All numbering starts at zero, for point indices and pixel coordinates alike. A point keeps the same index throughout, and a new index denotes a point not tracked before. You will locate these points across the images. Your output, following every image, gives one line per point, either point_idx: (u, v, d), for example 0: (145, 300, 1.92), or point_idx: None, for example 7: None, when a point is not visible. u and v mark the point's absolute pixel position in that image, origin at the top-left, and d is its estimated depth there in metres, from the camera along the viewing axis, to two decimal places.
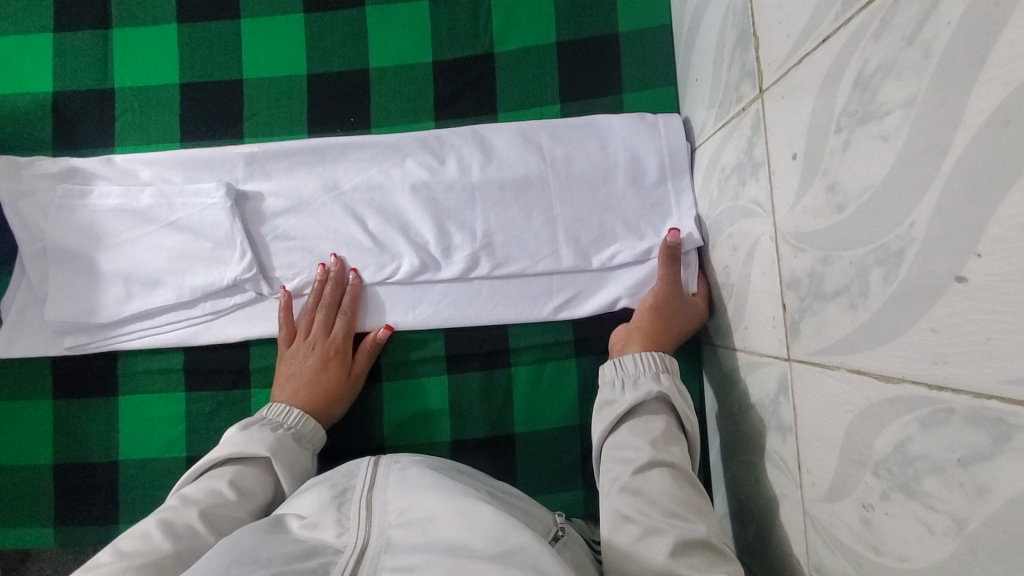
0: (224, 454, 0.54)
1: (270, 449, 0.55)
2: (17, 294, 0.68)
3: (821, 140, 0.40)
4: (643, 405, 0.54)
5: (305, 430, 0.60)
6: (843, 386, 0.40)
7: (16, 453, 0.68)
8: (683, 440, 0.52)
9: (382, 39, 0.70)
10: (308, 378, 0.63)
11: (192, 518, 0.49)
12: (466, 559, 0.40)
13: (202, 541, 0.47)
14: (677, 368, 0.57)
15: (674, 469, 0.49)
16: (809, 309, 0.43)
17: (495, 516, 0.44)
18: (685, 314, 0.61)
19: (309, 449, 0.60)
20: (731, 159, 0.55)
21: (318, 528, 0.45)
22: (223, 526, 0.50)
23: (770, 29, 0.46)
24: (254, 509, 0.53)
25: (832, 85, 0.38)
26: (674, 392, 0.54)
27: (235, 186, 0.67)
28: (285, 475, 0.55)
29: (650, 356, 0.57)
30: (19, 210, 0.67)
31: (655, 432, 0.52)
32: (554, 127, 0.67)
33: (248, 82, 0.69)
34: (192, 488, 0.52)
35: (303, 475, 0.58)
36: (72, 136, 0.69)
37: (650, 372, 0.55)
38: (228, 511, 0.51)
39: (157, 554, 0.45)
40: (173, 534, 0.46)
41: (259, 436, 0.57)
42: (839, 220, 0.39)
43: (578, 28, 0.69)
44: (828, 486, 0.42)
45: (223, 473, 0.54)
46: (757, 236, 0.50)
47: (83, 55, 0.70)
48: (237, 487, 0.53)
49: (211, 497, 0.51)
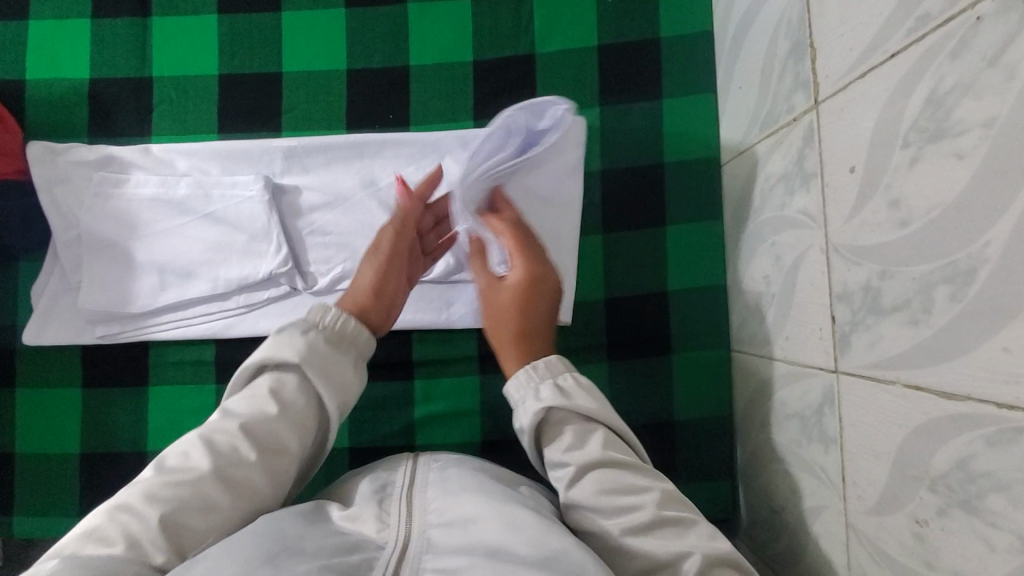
0: (258, 359, 0.49)
1: (300, 357, 0.48)
2: (50, 281, 0.68)
3: (884, 155, 0.40)
4: (546, 421, 0.49)
5: (347, 333, 0.51)
6: (899, 402, 0.40)
7: (44, 439, 0.67)
8: (600, 429, 0.48)
9: (424, 37, 0.70)
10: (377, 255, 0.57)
11: (233, 434, 0.46)
12: (511, 566, 0.38)
13: (244, 461, 0.45)
14: (558, 359, 0.52)
15: (606, 467, 0.46)
16: (862, 322, 0.43)
17: (540, 524, 0.41)
18: (517, 297, 0.54)
19: (353, 350, 0.51)
20: (777, 168, 0.55)
21: (358, 521, 0.44)
22: (263, 442, 0.46)
23: (830, 41, 0.46)
24: (295, 420, 0.48)
25: (901, 100, 0.39)
26: (561, 395, 0.49)
27: (273, 180, 0.67)
28: (322, 383, 0.48)
29: (523, 372, 0.51)
30: (54, 197, 0.66)
31: (563, 444, 0.48)
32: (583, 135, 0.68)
33: (287, 75, 0.69)
34: (234, 398, 0.48)
35: (349, 378, 0.50)
36: (108, 123, 0.69)
37: (529, 390, 0.49)
38: (271, 431, 0.47)
39: (195, 476, 0.43)
40: (211, 453, 0.45)
41: (291, 338, 0.49)
42: (902, 235, 0.39)
43: (620, 32, 0.69)
44: (876, 500, 0.43)
45: (262, 382, 0.48)
46: (804, 247, 0.50)
47: (121, 42, 0.69)
48: (277, 396, 0.48)
49: (253, 411, 0.47)
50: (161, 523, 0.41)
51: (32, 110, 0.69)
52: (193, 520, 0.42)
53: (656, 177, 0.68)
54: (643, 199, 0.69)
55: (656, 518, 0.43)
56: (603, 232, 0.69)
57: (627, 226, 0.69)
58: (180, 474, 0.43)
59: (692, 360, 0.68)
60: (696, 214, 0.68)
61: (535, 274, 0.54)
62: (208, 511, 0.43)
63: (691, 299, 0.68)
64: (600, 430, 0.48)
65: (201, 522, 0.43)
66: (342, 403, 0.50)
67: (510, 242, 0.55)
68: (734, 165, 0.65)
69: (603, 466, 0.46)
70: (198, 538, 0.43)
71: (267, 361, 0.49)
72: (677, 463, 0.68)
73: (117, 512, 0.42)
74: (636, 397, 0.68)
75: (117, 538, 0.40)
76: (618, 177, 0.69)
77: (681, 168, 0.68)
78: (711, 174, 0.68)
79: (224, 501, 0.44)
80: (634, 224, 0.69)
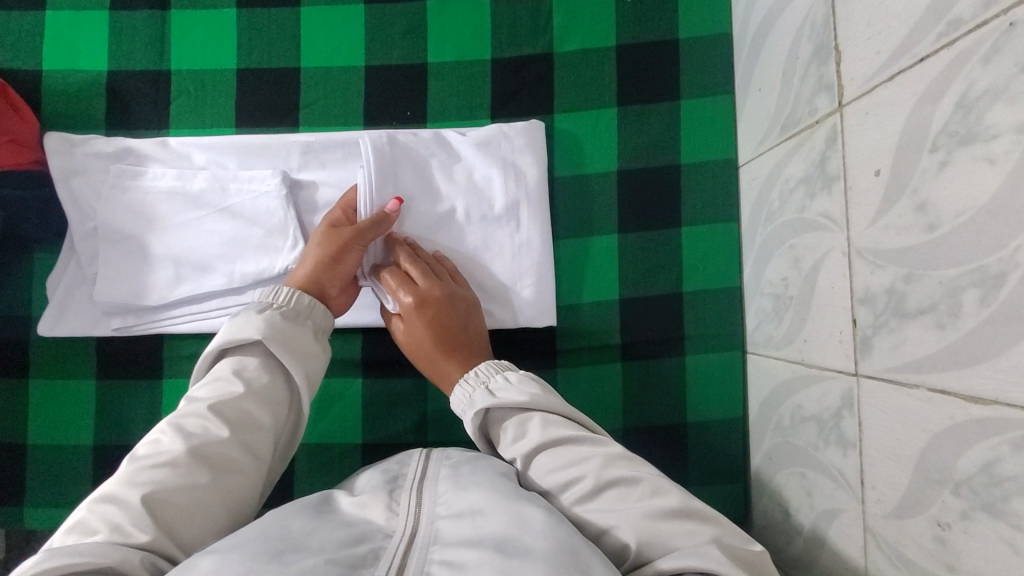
0: (218, 345, 0.52)
1: (260, 331, 0.52)
2: (65, 272, 0.68)
3: (912, 159, 0.40)
4: (489, 423, 0.52)
5: (300, 307, 0.57)
6: (923, 406, 0.40)
7: (57, 431, 0.68)
8: (536, 416, 0.50)
9: (442, 34, 0.70)
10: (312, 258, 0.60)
11: (203, 414, 0.48)
12: (519, 559, 0.36)
13: (219, 437, 0.47)
14: (491, 364, 0.56)
15: (556, 442, 0.48)
16: (885, 326, 0.43)
17: (550, 520, 0.40)
18: (421, 322, 0.61)
19: (308, 323, 0.56)
20: (797, 171, 0.55)
21: (368, 509, 0.43)
22: (234, 419, 0.49)
23: (855, 45, 0.46)
24: (263, 395, 0.51)
25: (930, 104, 0.38)
26: (492, 394, 0.51)
27: (290, 174, 0.67)
28: (284, 352, 0.52)
29: (459, 386, 0.54)
30: (71, 188, 0.67)
31: (509, 438, 0.50)
32: (511, 128, 0.67)
33: (306, 70, 0.69)
34: (198, 388, 0.51)
35: (309, 350, 0.55)
36: (125, 116, 0.69)
37: (466, 398, 0.53)
38: (241, 405, 0.49)
39: (172, 455, 0.45)
40: (183, 434, 0.46)
41: (246, 319, 0.53)
42: (928, 240, 0.39)
43: (638, 33, 0.69)
44: (896, 504, 0.43)
45: (224, 365, 0.52)
46: (825, 250, 0.50)
47: (139, 35, 0.69)
48: (241, 376, 0.51)
49: (220, 392, 0.50)
50: (147, 500, 0.42)
51: (49, 101, 0.69)
52: (177, 496, 0.43)
53: (673, 178, 0.68)
54: (659, 199, 0.69)
55: (601, 482, 0.44)
56: (619, 231, 0.69)
57: (642, 226, 0.68)
58: (155, 458, 0.45)
59: (706, 361, 0.68)
60: (712, 216, 0.68)
61: (422, 296, 0.61)
62: (189, 489, 0.44)
63: (705, 301, 0.68)
64: (537, 416, 0.50)
65: (186, 498, 0.44)
66: (307, 371, 0.54)
67: (394, 281, 0.62)
68: (752, 168, 0.65)
69: (546, 446, 0.47)
70: (185, 514, 0.43)
71: (226, 346, 0.53)
72: (689, 464, 0.68)
73: (99, 504, 0.42)
74: (649, 397, 0.68)
75: (103, 524, 0.41)
76: (635, 177, 0.69)
77: (698, 169, 0.68)
78: (727, 176, 0.68)
79: (205, 473, 0.45)
80: (650, 224, 0.69)
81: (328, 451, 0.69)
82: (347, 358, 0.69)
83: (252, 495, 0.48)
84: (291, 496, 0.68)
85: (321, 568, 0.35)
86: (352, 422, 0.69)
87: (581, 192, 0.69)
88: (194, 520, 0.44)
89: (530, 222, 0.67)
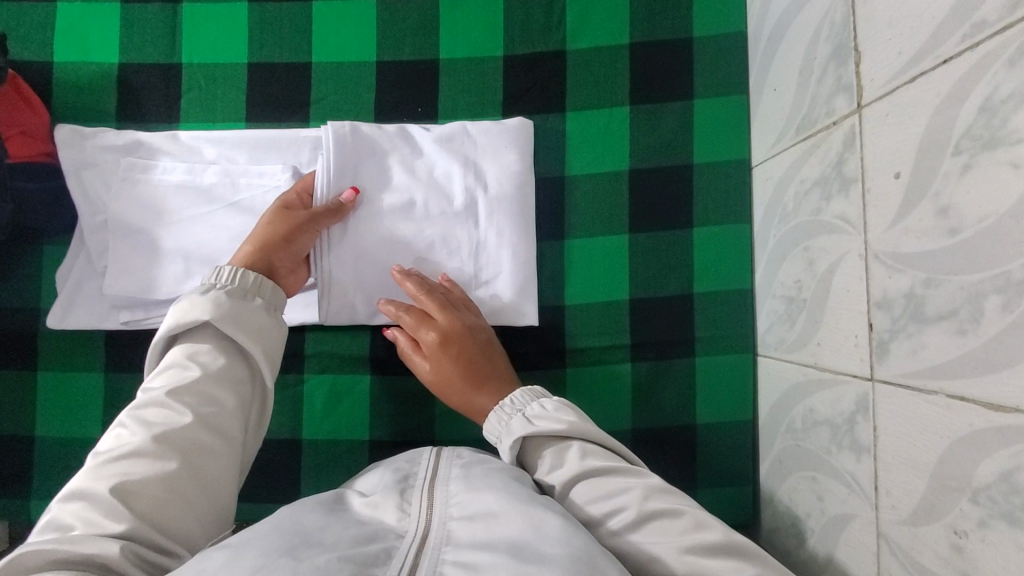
0: (167, 332, 0.52)
1: (207, 313, 0.51)
2: (75, 264, 0.68)
3: (934, 162, 0.40)
4: (525, 452, 0.53)
5: (246, 284, 0.55)
6: (941, 413, 0.39)
7: (65, 423, 0.68)
8: (575, 444, 0.50)
9: (454, 30, 0.69)
10: (258, 237, 0.60)
11: (162, 403, 0.48)
12: (535, 564, 0.36)
13: (180, 422, 0.47)
14: (525, 392, 0.56)
15: (594, 473, 0.48)
16: (902, 330, 0.42)
17: (566, 526, 0.40)
18: (447, 355, 0.61)
19: (257, 296, 0.55)
20: (813, 173, 0.54)
21: (379, 509, 0.43)
22: (194, 402, 0.49)
23: (876, 45, 0.45)
24: (221, 376, 0.51)
25: (954, 106, 0.38)
26: (529, 423, 0.52)
27: (300, 170, 0.68)
28: (236, 330, 0.52)
29: (494, 414, 0.55)
30: (81, 180, 0.66)
31: (546, 465, 0.50)
32: (475, 127, 0.67)
33: (316, 65, 0.69)
34: (155, 378, 0.51)
35: (263, 326, 0.54)
36: (136, 109, 0.69)
37: (503, 425, 0.53)
38: (201, 388, 0.49)
39: (134, 446, 0.45)
40: (144, 425, 0.46)
41: (191, 301, 0.52)
42: (949, 245, 0.38)
43: (652, 31, 0.68)
44: (911, 510, 0.42)
45: (178, 352, 0.51)
46: (840, 253, 0.50)
47: (151, 27, 0.69)
48: (195, 360, 0.51)
49: (178, 379, 0.49)
50: (114, 492, 0.43)
51: (60, 94, 0.69)
52: (145, 483, 0.44)
53: (685, 178, 0.68)
54: (671, 199, 0.68)
55: (642, 512, 0.44)
56: (630, 231, 0.68)
57: (653, 226, 0.68)
58: (118, 451, 0.45)
59: (715, 363, 0.67)
60: (723, 217, 0.68)
61: (444, 330, 0.62)
62: (158, 477, 0.44)
63: (716, 302, 0.68)
64: (576, 444, 0.50)
65: (156, 485, 0.44)
66: (263, 346, 0.53)
67: (416, 317, 0.63)
68: (765, 168, 0.64)
69: (587, 473, 0.48)
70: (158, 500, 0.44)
71: (175, 332, 0.52)
72: (697, 466, 0.68)
73: (70, 503, 0.43)
74: (658, 398, 0.68)
75: (76, 520, 0.42)
76: (646, 177, 0.68)
77: (710, 169, 0.68)
78: (740, 176, 0.68)
79: (172, 458, 0.45)
80: (660, 224, 0.68)
81: (335, 448, 0.68)
82: (355, 355, 0.69)
83: (229, 473, 0.48)
84: (298, 492, 0.68)
85: (331, 566, 0.35)
86: (359, 419, 0.68)
87: (592, 191, 0.69)
88: (170, 504, 0.44)
89: (491, 218, 0.67)
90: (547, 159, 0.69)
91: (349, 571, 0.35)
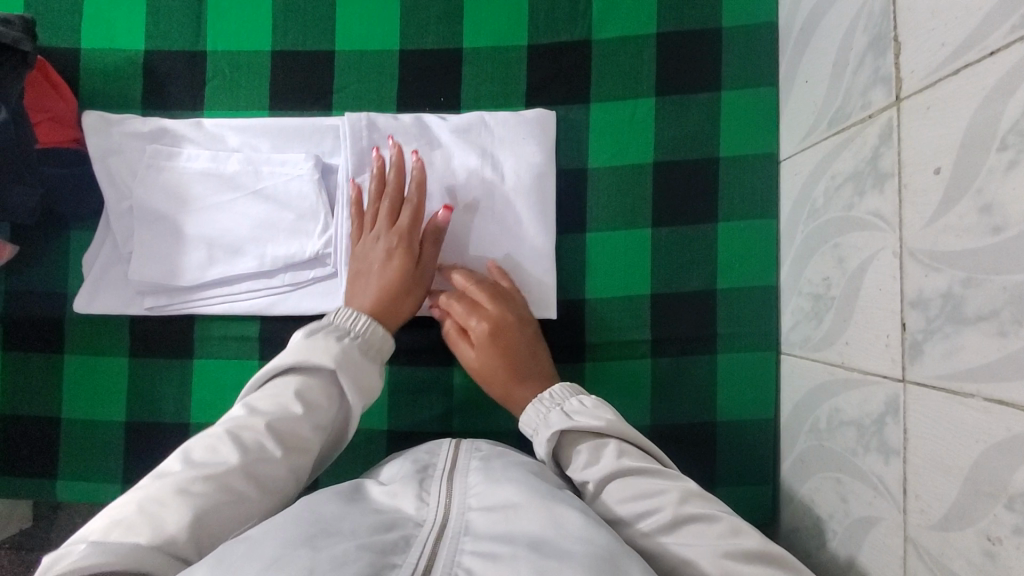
0: (288, 363, 0.51)
1: (335, 361, 0.52)
2: (102, 250, 0.69)
3: (977, 157, 0.38)
4: (560, 447, 0.52)
5: (373, 337, 0.57)
6: (978, 416, 0.38)
7: (90, 407, 0.69)
8: (612, 442, 0.50)
9: (478, 18, 0.68)
10: (398, 287, 0.61)
11: (261, 431, 0.47)
12: (556, 559, 0.35)
13: (272, 460, 0.47)
14: (564, 386, 0.56)
15: (628, 475, 0.47)
16: (937, 331, 0.41)
17: (587, 523, 0.39)
18: (495, 344, 0.61)
19: (378, 360, 0.56)
20: (846, 167, 0.53)
21: (398, 498, 0.43)
22: (288, 441, 0.49)
23: (917, 35, 0.43)
24: (319, 422, 0.51)
25: (999, 100, 0.36)
26: (568, 418, 0.52)
27: (323, 159, 0.68)
28: (353, 385, 0.52)
29: (533, 407, 0.55)
30: (107, 167, 0.67)
31: (581, 462, 0.49)
32: (493, 118, 0.67)
33: (340, 54, 0.69)
34: (258, 397, 0.50)
35: (372, 387, 0.55)
36: (161, 97, 0.69)
37: (541, 420, 0.53)
38: (296, 427, 0.49)
39: (226, 469, 0.44)
40: (240, 449, 0.46)
41: (323, 344, 0.53)
42: (992, 243, 0.37)
43: (680, 20, 0.67)
44: (942, 515, 0.41)
45: (287, 382, 0.51)
46: (872, 250, 0.49)
47: (177, 14, 0.69)
48: (304, 399, 0.51)
49: (279, 408, 0.49)
50: (191, 514, 0.42)
51: (87, 81, 0.70)
52: (220, 512, 0.43)
53: (710, 171, 0.67)
54: (696, 193, 0.67)
55: (677, 516, 0.43)
56: (653, 225, 0.67)
57: (677, 219, 0.67)
58: (209, 467, 0.44)
59: (738, 360, 0.66)
60: (749, 211, 0.66)
61: (495, 318, 0.62)
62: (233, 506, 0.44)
63: (740, 298, 0.66)
64: (613, 443, 0.50)
65: (228, 515, 0.43)
66: (366, 403, 0.54)
67: (465, 306, 0.62)
68: (793, 163, 0.63)
69: (623, 471, 0.47)
70: (222, 529, 0.43)
71: (294, 365, 0.52)
72: (716, 464, 0.67)
73: (149, 503, 0.42)
74: (677, 395, 0.67)
75: (143, 532, 0.40)
76: (672, 170, 0.67)
77: (737, 163, 0.66)
78: (766, 170, 0.66)
79: (251, 492, 0.45)
80: (684, 218, 0.67)
81: (354, 437, 0.69)
82: None
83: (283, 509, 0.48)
84: (317, 480, 0.69)
85: (350, 556, 0.35)
86: (378, 409, 0.69)
87: (616, 185, 0.68)
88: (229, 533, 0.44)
89: (507, 210, 0.66)
90: (571, 151, 0.69)
91: (367, 562, 0.35)
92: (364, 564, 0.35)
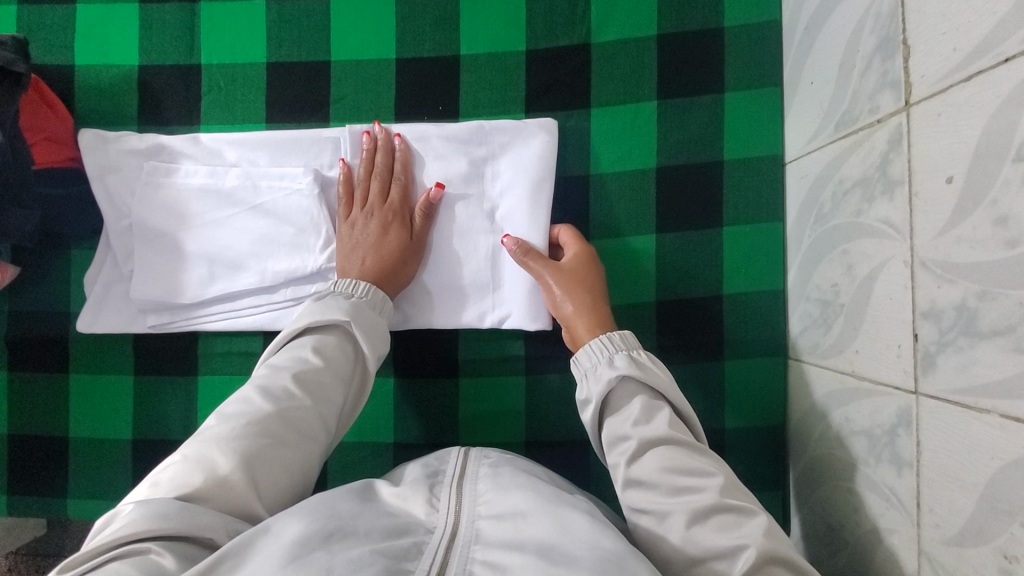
0: (302, 326, 0.55)
1: (344, 312, 0.56)
2: (103, 269, 0.68)
3: (992, 166, 0.37)
4: (611, 394, 0.52)
5: (374, 298, 0.60)
6: (995, 433, 0.37)
7: (97, 425, 0.69)
8: (666, 407, 0.50)
9: (475, 25, 0.67)
10: (398, 256, 0.63)
11: (286, 382, 0.50)
12: (563, 564, 0.35)
13: (302, 404, 0.49)
14: (627, 335, 0.55)
15: (674, 444, 0.47)
16: (951, 343, 0.40)
17: (596, 527, 0.38)
18: (597, 277, 0.61)
19: (384, 315, 0.60)
20: (854, 172, 0.52)
21: (408, 501, 0.42)
22: (314, 389, 0.51)
23: (929, 37, 0.42)
24: (338, 373, 0.53)
25: (1015, 109, 0.35)
26: (635, 365, 0.52)
27: (322, 173, 0.67)
28: (366, 335, 0.55)
29: (599, 342, 0.54)
30: (106, 184, 0.67)
31: (631, 417, 0.49)
32: (492, 125, 0.65)
33: (336, 64, 0.68)
34: (279, 358, 0.53)
35: (383, 338, 0.58)
36: (157, 112, 0.69)
37: (603, 359, 0.53)
38: (318, 375, 0.52)
39: (260, 413, 0.47)
40: (269, 398, 0.48)
41: (333, 302, 0.57)
42: (1008, 256, 0.36)
43: (680, 22, 0.66)
44: (956, 531, 0.40)
45: (303, 342, 0.54)
46: (882, 258, 0.48)
47: (169, 28, 0.68)
48: (320, 353, 0.53)
49: (300, 363, 0.52)
50: (234, 453, 0.43)
51: (83, 98, 0.69)
52: (258, 459, 0.44)
53: (715, 175, 0.66)
54: (700, 198, 0.66)
55: (717, 502, 0.42)
56: (657, 231, 0.66)
57: (683, 225, 0.66)
58: (244, 415, 0.46)
59: (745, 365, 0.66)
60: (754, 215, 0.65)
61: (594, 258, 0.63)
62: (268, 453, 0.45)
63: (746, 304, 0.66)
64: (666, 408, 0.50)
65: (269, 455, 0.45)
66: (380, 354, 0.57)
67: (572, 236, 0.64)
68: (799, 167, 0.62)
69: (665, 443, 0.47)
70: (265, 470, 0.44)
71: (308, 326, 0.55)
72: None
73: (191, 465, 0.43)
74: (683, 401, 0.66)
75: (195, 477, 0.42)
76: (675, 175, 0.66)
77: (742, 166, 0.65)
78: (771, 173, 0.65)
79: (286, 437, 0.47)
80: (687, 224, 0.66)
81: (361, 450, 0.69)
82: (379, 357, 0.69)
83: (313, 465, 0.49)
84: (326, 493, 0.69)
85: (364, 559, 0.35)
86: (384, 420, 0.69)
87: (619, 189, 0.67)
88: (265, 483, 0.44)
89: (510, 223, 0.65)
90: (572, 158, 0.68)
91: (382, 566, 0.35)
92: (379, 567, 0.34)
